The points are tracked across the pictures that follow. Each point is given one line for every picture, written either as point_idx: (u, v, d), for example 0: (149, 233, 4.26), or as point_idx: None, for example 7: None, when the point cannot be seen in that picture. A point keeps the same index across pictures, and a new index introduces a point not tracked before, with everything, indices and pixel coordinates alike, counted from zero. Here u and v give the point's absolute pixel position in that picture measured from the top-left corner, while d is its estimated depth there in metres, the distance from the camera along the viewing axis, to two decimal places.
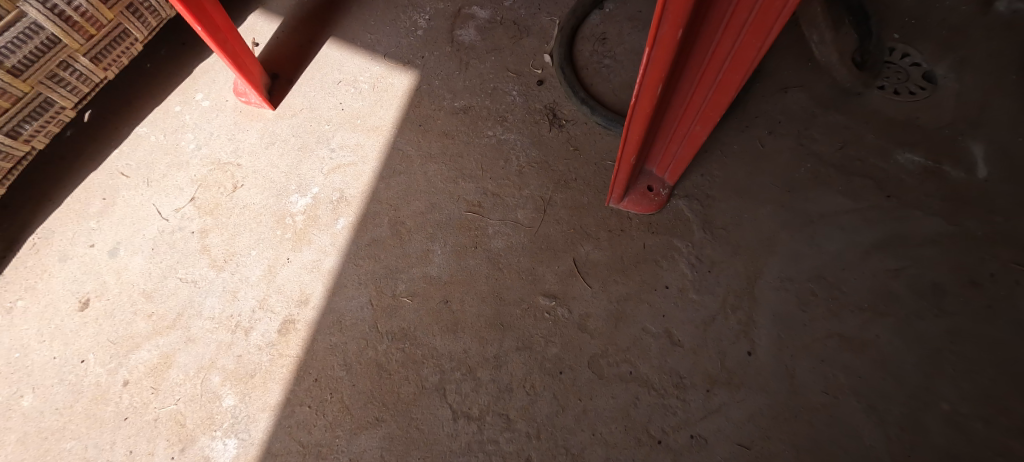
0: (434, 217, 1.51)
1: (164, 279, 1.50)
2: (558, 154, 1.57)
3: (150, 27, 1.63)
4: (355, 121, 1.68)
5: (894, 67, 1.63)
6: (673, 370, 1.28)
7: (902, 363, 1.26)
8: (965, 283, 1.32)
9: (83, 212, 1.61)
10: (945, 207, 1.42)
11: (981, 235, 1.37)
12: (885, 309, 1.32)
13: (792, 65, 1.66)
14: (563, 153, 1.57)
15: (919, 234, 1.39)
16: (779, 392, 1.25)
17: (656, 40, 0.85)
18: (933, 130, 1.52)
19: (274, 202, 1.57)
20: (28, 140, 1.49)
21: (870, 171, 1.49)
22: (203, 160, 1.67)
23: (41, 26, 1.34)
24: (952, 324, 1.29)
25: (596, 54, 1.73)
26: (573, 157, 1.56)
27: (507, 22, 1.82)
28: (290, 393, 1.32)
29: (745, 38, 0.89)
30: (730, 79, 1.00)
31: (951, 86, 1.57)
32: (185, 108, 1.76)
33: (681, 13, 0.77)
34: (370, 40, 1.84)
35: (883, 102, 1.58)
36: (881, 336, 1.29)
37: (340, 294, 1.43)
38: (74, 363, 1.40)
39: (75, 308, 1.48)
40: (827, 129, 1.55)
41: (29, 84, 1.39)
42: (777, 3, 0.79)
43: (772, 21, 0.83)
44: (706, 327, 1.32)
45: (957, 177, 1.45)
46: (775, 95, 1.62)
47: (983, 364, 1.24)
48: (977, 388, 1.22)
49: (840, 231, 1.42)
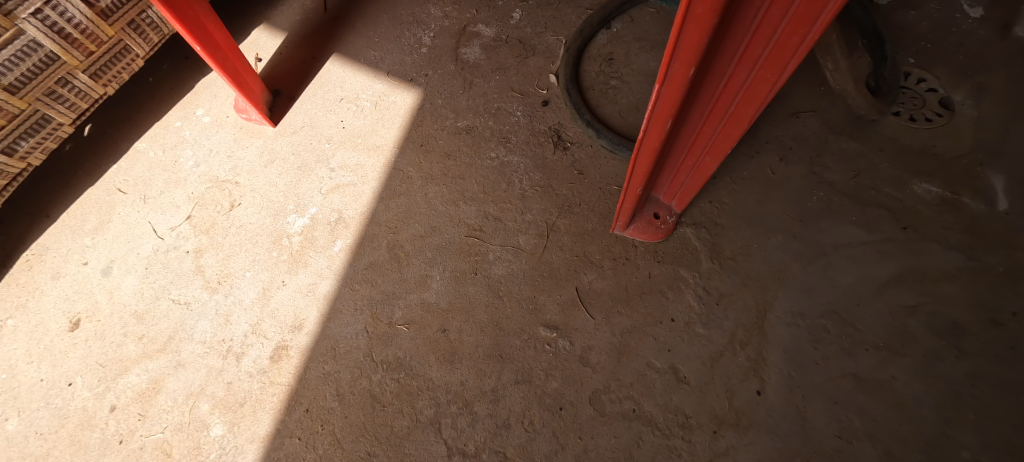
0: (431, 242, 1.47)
1: (156, 301, 1.46)
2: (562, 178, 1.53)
3: (151, 43, 1.61)
4: (356, 140, 1.65)
5: (909, 92, 1.58)
6: (678, 409, 1.23)
7: (919, 406, 1.20)
8: (986, 323, 1.27)
9: (79, 229, 1.58)
10: (964, 241, 1.36)
11: (1002, 271, 1.32)
12: (901, 348, 1.26)
13: (804, 89, 1.61)
14: (568, 177, 1.53)
15: (937, 269, 1.34)
16: (789, 435, 1.19)
17: (666, 77, 0.82)
18: (951, 160, 1.47)
19: (270, 222, 1.54)
20: (24, 157, 1.47)
21: (885, 201, 1.44)
22: (201, 177, 1.64)
23: (40, 43, 1.31)
24: (972, 366, 1.23)
25: (602, 75, 1.69)
26: (578, 181, 1.52)
27: (513, 41, 1.79)
28: (280, 424, 1.28)
29: (758, 72, 0.85)
30: (742, 112, 0.96)
31: (969, 113, 1.52)
32: (185, 124, 1.73)
33: (694, 51, 0.73)
34: (373, 57, 1.81)
35: (898, 129, 1.53)
36: (897, 377, 1.23)
37: (335, 320, 1.39)
38: (61, 386, 1.37)
39: (65, 328, 1.44)
40: (840, 157, 1.50)
41: (26, 101, 1.37)
42: (794, 38, 0.76)
43: (788, 57, 0.80)
44: (713, 364, 1.27)
45: (977, 210, 1.40)
46: (787, 120, 1.58)
47: (1005, 410, 1.18)
48: (999, 435, 1.16)
49: (854, 264, 1.37)
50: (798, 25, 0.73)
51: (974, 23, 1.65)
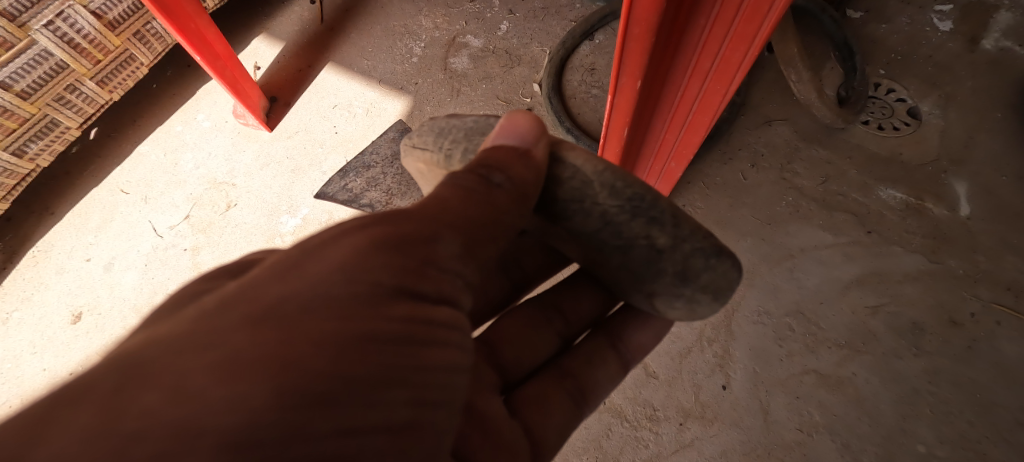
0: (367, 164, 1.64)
1: (154, 295, 1.54)
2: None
3: (155, 53, 1.70)
4: (348, 145, 1.73)
5: (878, 102, 1.65)
6: (646, 402, 1.30)
7: (878, 402, 1.26)
8: (945, 323, 1.32)
9: (83, 227, 1.66)
10: (927, 244, 1.42)
11: (962, 273, 1.37)
12: (862, 346, 1.32)
13: (777, 98, 1.68)
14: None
15: (899, 271, 1.39)
16: (752, 428, 1.25)
17: (617, 88, 0.89)
18: (917, 167, 1.52)
19: (264, 222, 1.62)
20: (32, 159, 1.55)
21: (852, 206, 1.49)
22: (200, 179, 1.72)
23: (51, 53, 1.40)
24: (930, 364, 1.28)
25: (584, 84, 1.75)
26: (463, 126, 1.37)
27: (500, 51, 1.87)
28: None
29: (709, 84, 0.92)
30: (699, 120, 1.03)
31: (935, 122, 1.58)
32: (186, 128, 1.82)
33: (637, 66, 0.81)
34: (367, 66, 1.90)
35: (866, 137, 1.59)
36: (858, 374, 1.29)
37: None
38: (62, 375, 1.44)
39: (67, 321, 1.52)
40: (809, 163, 1.57)
41: (36, 106, 1.45)
42: (737, 53, 0.83)
43: (734, 71, 0.87)
44: (681, 359, 1.33)
45: (940, 215, 1.45)
46: (759, 128, 1.64)
47: (961, 407, 1.23)
48: (954, 430, 1.22)
49: (820, 265, 1.43)
50: (739, 42, 0.81)
51: (943, 36, 1.71)
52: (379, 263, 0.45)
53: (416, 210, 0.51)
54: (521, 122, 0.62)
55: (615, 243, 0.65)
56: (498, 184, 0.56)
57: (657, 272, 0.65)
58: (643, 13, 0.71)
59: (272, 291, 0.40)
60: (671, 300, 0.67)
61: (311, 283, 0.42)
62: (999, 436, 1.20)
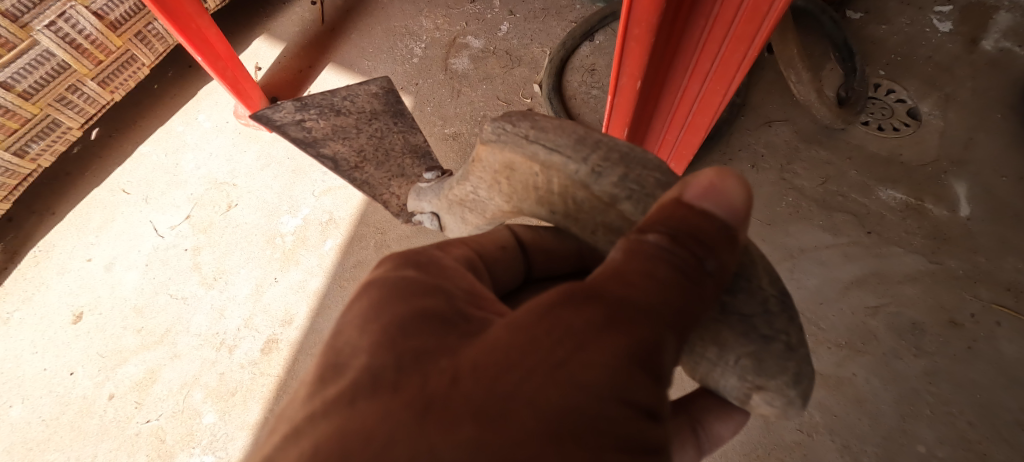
0: (334, 121, 1.07)
1: (155, 295, 1.54)
2: (382, 160, 1.06)
3: (157, 53, 1.70)
4: None
5: (877, 103, 1.65)
6: None
7: (878, 403, 1.26)
8: (945, 324, 1.32)
9: (84, 226, 1.66)
10: (927, 245, 1.42)
11: (962, 274, 1.37)
12: (862, 346, 1.32)
13: (777, 99, 1.68)
14: (387, 157, 1.06)
15: (899, 271, 1.39)
16: (752, 429, 1.26)
17: (617, 89, 0.90)
18: (917, 167, 1.52)
19: (265, 222, 1.62)
20: (34, 159, 1.56)
21: (851, 206, 1.50)
22: (201, 179, 1.72)
23: (53, 53, 1.41)
24: (930, 364, 1.28)
25: (584, 85, 1.75)
26: (399, 170, 1.06)
27: (500, 52, 1.87)
28: (268, 413, 1.36)
29: (709, 85, 0.92)
30: (699, 121, 1.03)
31: (935, 123, 1.58)
32: (187, 128, 1.82)
33: (637, 66, 0.82)
34: (367, 66, 1.90)
35: (866, 138, 1.59)
36: (858, 374, 1.29)
37: (324, 315, 1.46)
38: (63, 375, 1.45)
39: (68, 321, 1.52)
40: (809, 164, 1.57)
41: (38, 106, 1.46)
42: (736, 54, 0.83)
43: (733, 71, 0.87)
44: None
45: (940, 216, 1.45)
46: (760, 129, 1.64)
47: (961, 408, 1.23)
48: (953, 431, 1.22)
49: (820, 266, 1.43)
50: (739, 42, 0.81)
51: (943, 37, 1.71)
52: (626, 378, 0.32)
53: (636, 289, 0.37)
54: (734, 184, 0.44)
55: (757, 336, 0.50)
56: (715, 266, 0.42)
57: (779, 369, 0.49)
58: (643, 13, 0.72)
59: (512, 436, 0.28)
60: (773, 401, 0.50)
61: (554, 411, 0.29)
62: (999, 437, 1.20)
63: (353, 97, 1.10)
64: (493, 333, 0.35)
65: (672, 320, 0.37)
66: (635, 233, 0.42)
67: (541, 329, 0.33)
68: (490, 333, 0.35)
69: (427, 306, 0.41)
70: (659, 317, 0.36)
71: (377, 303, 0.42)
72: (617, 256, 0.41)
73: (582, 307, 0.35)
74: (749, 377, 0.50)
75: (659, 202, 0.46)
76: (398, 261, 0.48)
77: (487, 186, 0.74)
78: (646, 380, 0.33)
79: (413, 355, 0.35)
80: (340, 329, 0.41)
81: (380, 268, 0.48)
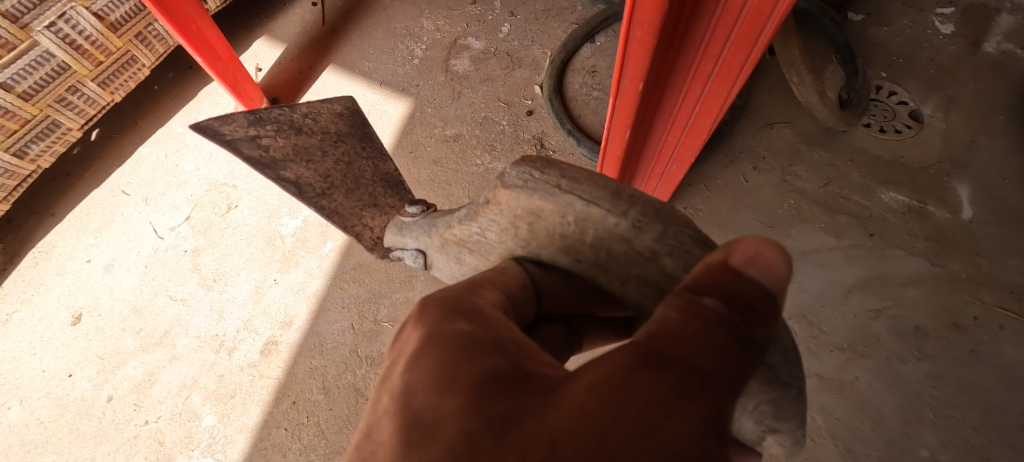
0: (296, 141, 0.88)
1: (154, 296, 1.53)
2: (351, 188, 0.88)
3: (157, 54, 1.70)
4: None
5: (880, 105, 1.65)
6: None
7: (881, 407, 1.25)
8: (948, 327, 1.31)
9: (84, 227, 1.66)
10: (930, 247, 1.41)
11: (965, 277, 1.36)
12: (865, 349, 1.31)
13: (779, 101, 1.68)
14: (357, 185, 0.89)
15: (901, 274, 1.39)
16: None
17: (619, 91, 0.89)
18: (919, 170, 1.52)
19: (265, 224, 1.61)
20: (34, 160, 1.55)
21: (854, 208, 1.49)
22: (201, 180, 1.71)
23: (53, 54, 1.40)
24: (933, 368, 1.27)
25: (585, 87, 1.75)
26: (370, 199, 0.89)
27: (501, 54, 1.86)
28: (267, 415, 1.35)
29: (711, 87, 0.92)
30: (701, 123, 1.02)
31: (938, 125, 1.58)
32: (188, 129, 1.82)
33: (639, 68, 0.81)
34: (368, 68, 1.90)
35: (868, 140, 1.58)
36: (860, 378, 1.28)
37: (324, 317, 1.45)
38: (61, 377, 1.44)
39: (68, 322, 1.51)
40: (811, 166, 1.56)
41: (38, 107, 1.45)
42: (739, 56, 0.83)
43: (736, 73, 0.86)
44: None
45: (943, 218, 1.44)
46: (761, 131, 1.64)
47: (965, 412, 1.23)
48: (957, 435, 1.21)
49: (822, 269, 1.42)
50: (741, 44, 0.80)
51: (945, 39, 1.71)
52: (709, 455, 0.32)
53: (707, 351, 0.36)
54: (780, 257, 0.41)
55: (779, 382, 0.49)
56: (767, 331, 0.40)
57: (792, 413, 0.50)
58: (645, 15, 0.71)
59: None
60: (783, 439, 0.51)
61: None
62: (1003, 441, 1.19)
63: (315, 114, 0.92)
64: (571, 399, 0.33)
65: (737, 389, 0.36)
66: (685, 293, 0.41)
67: (626, 400, 0.32)
68: (567, 398, 0.34)
69: (487, 366, 0.38)
70: (729, 388, 0.35)
71: (436, 360, 0.39)
72: (672, 316, 0.39)
73: (661, 371, 0.34)
74: (766, 419, 0.50)
75: (700, 262, 0.44)
76: (442, 309, 0.45)
77: (500, 229, 0.66)
78: (724, 456, 0.32)
79: (494, 424, 0.33)
80: (407, 389, 0.38)
81: (423, 314, 0.46)
